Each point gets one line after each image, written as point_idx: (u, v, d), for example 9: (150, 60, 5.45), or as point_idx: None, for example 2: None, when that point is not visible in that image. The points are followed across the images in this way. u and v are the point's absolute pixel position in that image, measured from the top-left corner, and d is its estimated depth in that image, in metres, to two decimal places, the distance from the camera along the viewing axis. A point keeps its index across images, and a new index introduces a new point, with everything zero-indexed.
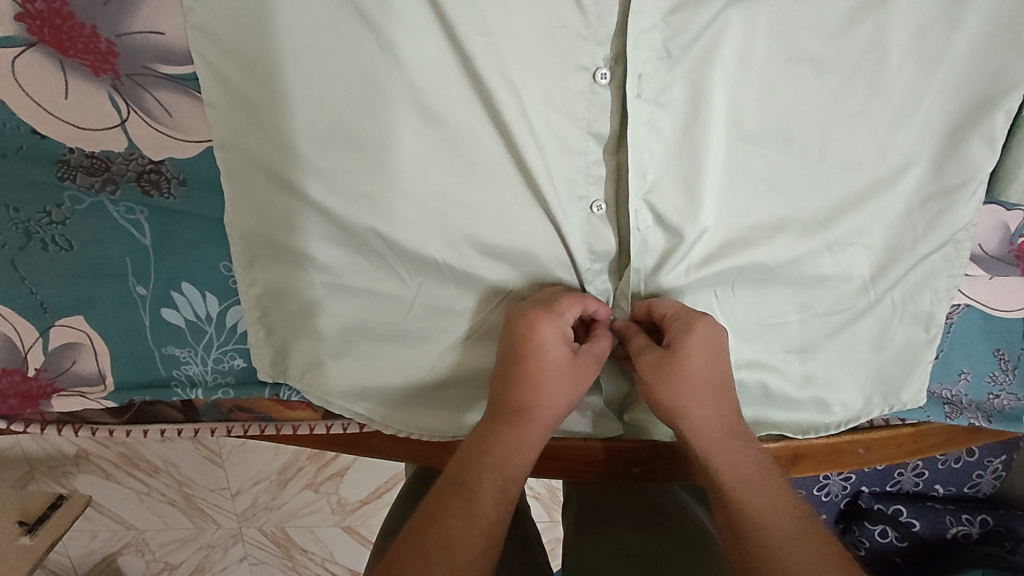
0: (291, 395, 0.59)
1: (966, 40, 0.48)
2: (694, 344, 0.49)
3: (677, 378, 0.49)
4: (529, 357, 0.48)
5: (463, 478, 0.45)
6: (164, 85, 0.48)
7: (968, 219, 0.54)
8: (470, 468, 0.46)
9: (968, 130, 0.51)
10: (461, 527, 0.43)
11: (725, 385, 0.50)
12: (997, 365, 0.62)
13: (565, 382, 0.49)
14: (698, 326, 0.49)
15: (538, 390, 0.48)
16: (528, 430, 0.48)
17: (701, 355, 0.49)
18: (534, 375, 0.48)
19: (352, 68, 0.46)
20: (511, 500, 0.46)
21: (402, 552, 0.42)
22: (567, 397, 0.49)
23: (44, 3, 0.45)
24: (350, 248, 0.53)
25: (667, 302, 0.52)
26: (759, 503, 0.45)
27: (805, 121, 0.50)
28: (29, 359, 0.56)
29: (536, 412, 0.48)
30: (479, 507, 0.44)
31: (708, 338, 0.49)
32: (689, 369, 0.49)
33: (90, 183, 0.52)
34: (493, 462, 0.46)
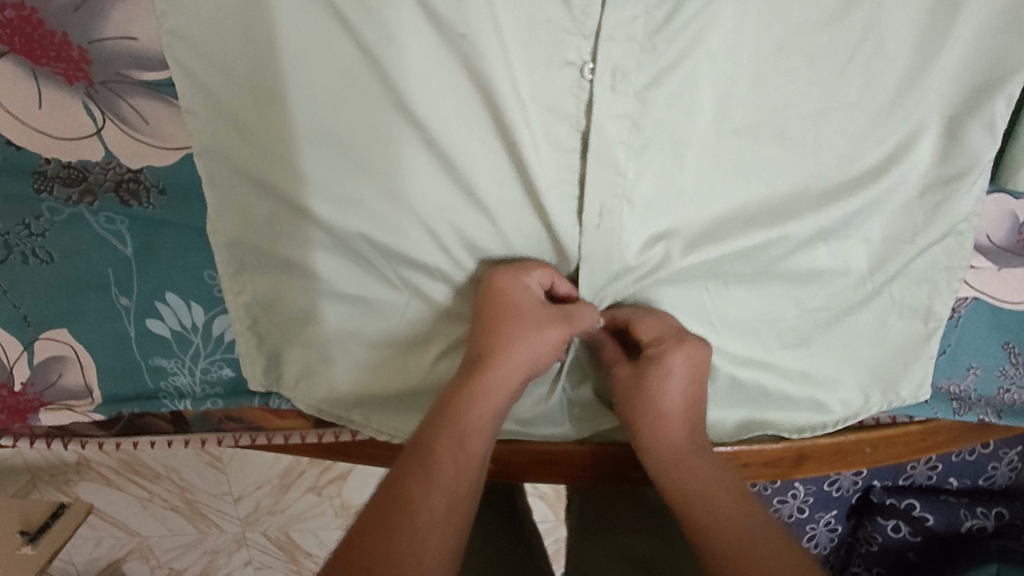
0: (282, 404, 0.58)
1: (968, 24, 0.46)
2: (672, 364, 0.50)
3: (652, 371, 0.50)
4: (497, 303, 0.49)
5: (423, 446, 0.45)
6: (140, 92, 0.47)
7: (971, 208, 0.52)
8: (431, 431, 0.46)
9: (965, 118, 0.49)
10: (421, 490, 0.43)
11: (694, 407, 0.51)
12: (1007, 359, 0.60)
13: (533, 328, 0.49)
14: (672, 359, 0.50)
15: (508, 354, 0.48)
16: (491, 385, 0.47)
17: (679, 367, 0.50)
18: (501, 325, 0.49)
19: (335, 69, 0.45)
20: (473, 457, 0.45)
21: (368, 520, 0.42)
22: (531, 349, 0.49)
23: (12, 11, 0.44)
24: (341, 253, 0.51)
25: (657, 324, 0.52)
26: (716, 519, 0.45)
27: (798, 113, 0.48)
28: (15, 372, 0.55)
29: (502, 362, 0.48)
30: (438, 467, 0.44)
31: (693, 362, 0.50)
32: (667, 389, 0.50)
33: (68, 195, 0.51)
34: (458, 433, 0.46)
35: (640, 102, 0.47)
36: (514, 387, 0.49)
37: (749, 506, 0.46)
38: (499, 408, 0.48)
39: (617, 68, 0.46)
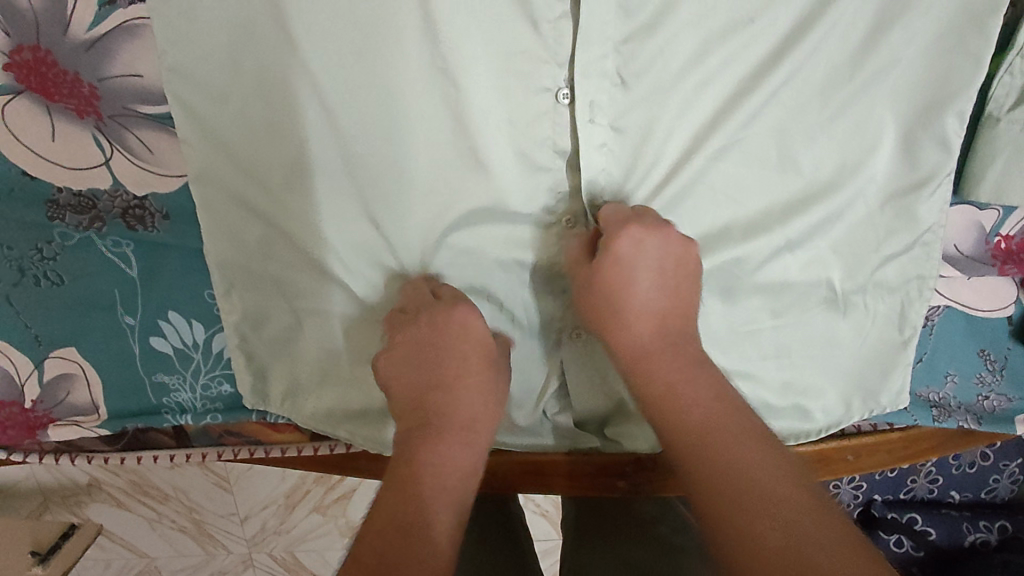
0: (278, 419, 0.60)
1: (915, 46, 0.49)
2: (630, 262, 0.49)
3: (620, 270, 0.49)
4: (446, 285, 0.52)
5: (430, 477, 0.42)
6: (145, 124, 0.50)
7: (935, 218, 0.55)
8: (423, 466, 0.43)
9: (919, 132, 0.52)
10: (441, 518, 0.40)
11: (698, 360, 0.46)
12: (983, 365, 0.62)
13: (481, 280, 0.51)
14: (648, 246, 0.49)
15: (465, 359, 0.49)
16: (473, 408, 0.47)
17: (649, 255, 0.49)
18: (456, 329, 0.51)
19: (320, 99, 0.48)
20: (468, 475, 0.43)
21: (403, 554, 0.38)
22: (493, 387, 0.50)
23: (30, 53, 0.48)
24: (324, 273, 0.54)
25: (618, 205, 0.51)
26: (757, 458, 0.40)
27: (758, 132, 0.51)
28: (26, 391, 0.58)
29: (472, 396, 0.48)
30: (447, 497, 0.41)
31: (657, 254, 0.49)
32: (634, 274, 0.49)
33: (78, 221, 0.54)
34: (455, 461, 0.43)
35: (610, 126, 0.50)
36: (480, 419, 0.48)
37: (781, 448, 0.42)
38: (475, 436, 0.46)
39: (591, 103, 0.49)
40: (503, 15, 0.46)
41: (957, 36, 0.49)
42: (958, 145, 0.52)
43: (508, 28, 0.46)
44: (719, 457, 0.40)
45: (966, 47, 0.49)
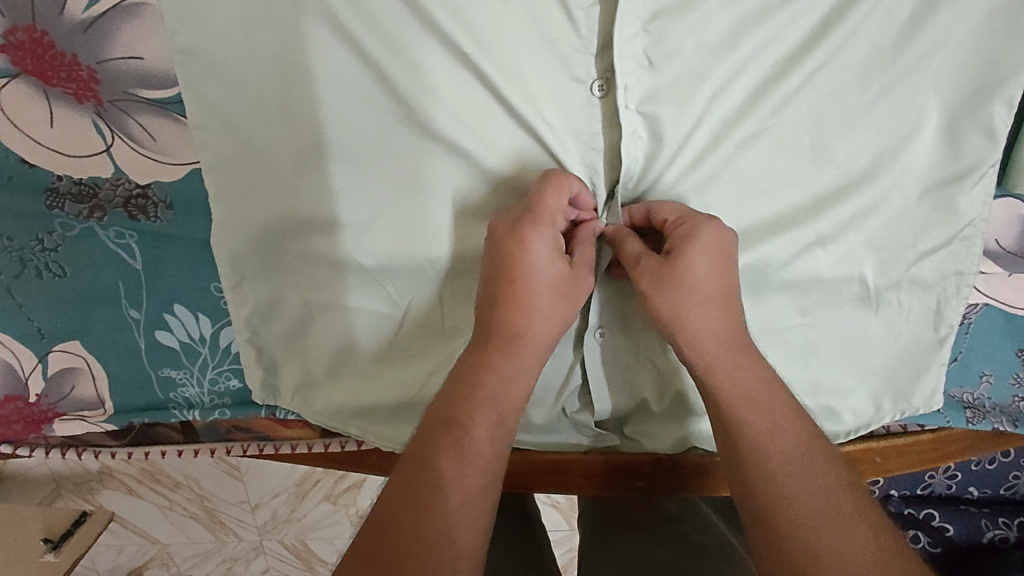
0: (288, 415, 0.58)
1: (965, 27, 0.46)
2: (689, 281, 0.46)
3: (674, 290, 0.46)
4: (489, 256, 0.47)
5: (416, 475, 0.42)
6: (146, 110, 0.48)
7: (977, 212, 0.52)
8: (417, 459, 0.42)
9: (964, 121, 0.49)
10: (418, 518, 0.40)
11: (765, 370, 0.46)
12: (1021, 366, 0.59)
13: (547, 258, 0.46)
14: (704, 231, 0.46)
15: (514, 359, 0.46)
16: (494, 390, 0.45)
17: (706, 269, 0.46)
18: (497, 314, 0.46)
19: (336, 83, 0.46)
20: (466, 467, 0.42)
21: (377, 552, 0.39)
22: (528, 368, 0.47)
23: (25, 34, 0.45)
24: (336, 266, 0.52)
25: (675, 206, 0.48)
26: (810, 493, 0.41)
27: (791, 118, 0.48)
28: (30, 384, 0.57)
29: (494, 376, 0.45)
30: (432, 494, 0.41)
31: (717, 263, 0.46)
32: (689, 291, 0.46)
33: (79, 211, 0.52)
34: (474, 464, 0.42)
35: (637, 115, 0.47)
36: (501, 401, 0.45)
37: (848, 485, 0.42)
38: (486, 422, 0.44)
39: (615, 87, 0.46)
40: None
41: (1011, 16, 0.46)
42: (1004, 134, 0.50)
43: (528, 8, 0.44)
44: (779, 486, 0.42)
45: (1018, 29, 0.46)
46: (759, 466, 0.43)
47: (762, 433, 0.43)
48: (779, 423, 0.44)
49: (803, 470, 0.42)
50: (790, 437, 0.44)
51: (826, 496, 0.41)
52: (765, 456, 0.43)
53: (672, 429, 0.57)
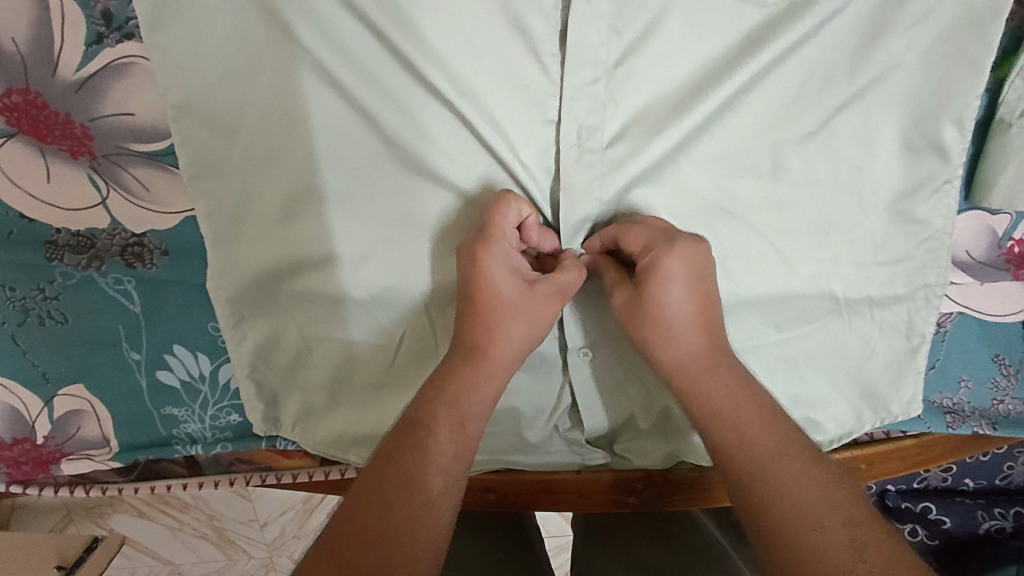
0: (288, 444, 0.60)
1: (915, 53, 0.48)
2: (668, 316, 0.48)
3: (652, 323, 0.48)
4: (474, 286, 0.48)
5: (409, 471, 0.42)
6: (139, 162, 0.50)
7: (942, 225, 0.54)
8: (410, 456, 0.43)
9: (922, 141, 0.51)
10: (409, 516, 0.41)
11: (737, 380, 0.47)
12: (998, 370, 0.61)
13: (528, 289, 0.48)
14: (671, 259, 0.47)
15: (489, 372, 0.48)
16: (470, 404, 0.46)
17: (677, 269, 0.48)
18: (488, 345, 0.48)
19: (325, 129, 0.48)
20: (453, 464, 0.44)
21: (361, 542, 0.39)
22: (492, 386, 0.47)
23: (19, 96, 0.47)
24: (334, 301, 0.53)
25: (643, 232, 0.49)
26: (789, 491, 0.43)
27: (755, 145, 0.50)
28: (37, 427, 0.59)
29: (470, 393, 0.46)
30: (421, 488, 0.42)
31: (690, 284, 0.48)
32: (667, 322, 0.48)
33: (77, 261, 0.54)
34: (444, 466, 0.43)
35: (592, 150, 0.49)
36: (489, 401, 0.47)
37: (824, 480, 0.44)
38: (473, 429, 0.46)
39: (581, 127, 0.48)
40: (496, 41, 0.46)
41: (958, 42, 0.48)
42: (957, 153, 0.52)
43: (500, 55, 0.46)
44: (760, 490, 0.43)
45: (966, 53, 0.48)
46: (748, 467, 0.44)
47: (743, 434, 0.45)
48: (760, 426, 0.46)
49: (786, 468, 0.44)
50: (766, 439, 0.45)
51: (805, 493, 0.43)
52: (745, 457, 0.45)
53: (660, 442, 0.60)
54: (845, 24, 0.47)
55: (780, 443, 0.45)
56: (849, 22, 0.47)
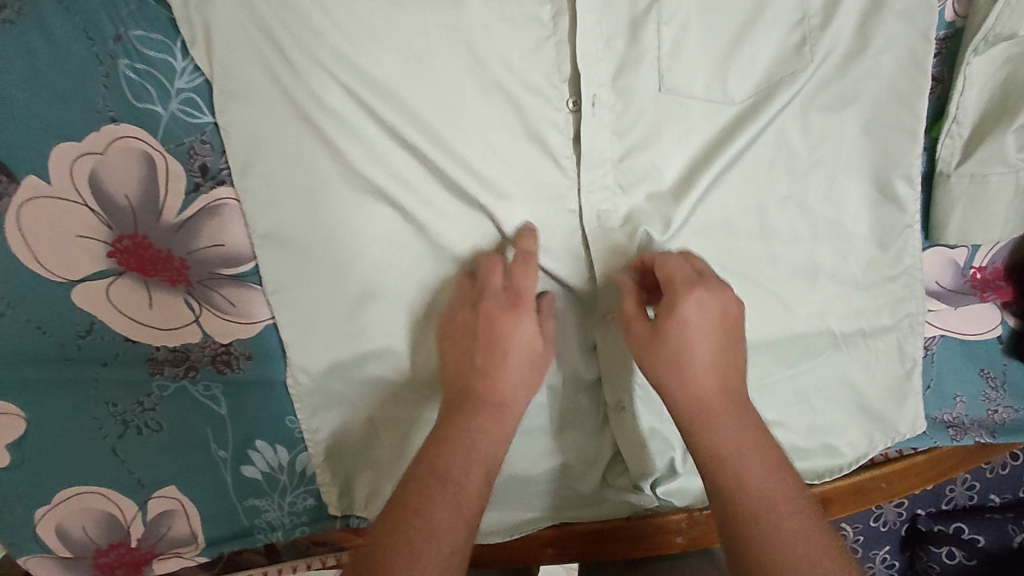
0: (361, 522, 0.66)
1: (857, 127, 0.59)
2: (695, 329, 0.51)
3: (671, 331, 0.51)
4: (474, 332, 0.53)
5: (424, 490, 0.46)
6: (228, 282, 0.59)
7: (912, 260, 0.63)
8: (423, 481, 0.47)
9: (881, 193, 0.61)
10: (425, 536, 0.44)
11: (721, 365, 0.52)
12: (986, 384, 0.68)
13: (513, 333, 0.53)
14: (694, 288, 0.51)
15: (501, 421, 0.51)
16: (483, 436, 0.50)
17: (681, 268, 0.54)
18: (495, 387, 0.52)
19: (385, 242, 0.58)
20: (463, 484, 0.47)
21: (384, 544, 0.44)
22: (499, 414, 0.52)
23: (130, 240, 0.57)
24: (398, 387, 0.61)
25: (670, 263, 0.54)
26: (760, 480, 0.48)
27: (743, 213, 0.60)
28: (131, 530, 0.64)
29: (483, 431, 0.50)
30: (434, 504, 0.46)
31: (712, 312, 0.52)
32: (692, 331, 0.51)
33: (176, 372, 0.61)
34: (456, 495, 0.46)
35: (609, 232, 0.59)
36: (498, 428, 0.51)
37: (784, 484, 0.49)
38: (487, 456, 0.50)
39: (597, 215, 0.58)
40: (522, 153, 0.57)
41: (893, 113, 0.59)
42: (912, 201, 0.62)
43: (524, 164, 0.57)
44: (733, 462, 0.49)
45: (903, 122, 0.59)
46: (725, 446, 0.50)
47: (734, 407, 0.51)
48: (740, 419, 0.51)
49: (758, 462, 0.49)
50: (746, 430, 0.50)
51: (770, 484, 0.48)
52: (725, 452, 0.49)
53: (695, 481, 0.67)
54: (801, 110, 0.58)
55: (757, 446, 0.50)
56: (805, 108, 0.58)
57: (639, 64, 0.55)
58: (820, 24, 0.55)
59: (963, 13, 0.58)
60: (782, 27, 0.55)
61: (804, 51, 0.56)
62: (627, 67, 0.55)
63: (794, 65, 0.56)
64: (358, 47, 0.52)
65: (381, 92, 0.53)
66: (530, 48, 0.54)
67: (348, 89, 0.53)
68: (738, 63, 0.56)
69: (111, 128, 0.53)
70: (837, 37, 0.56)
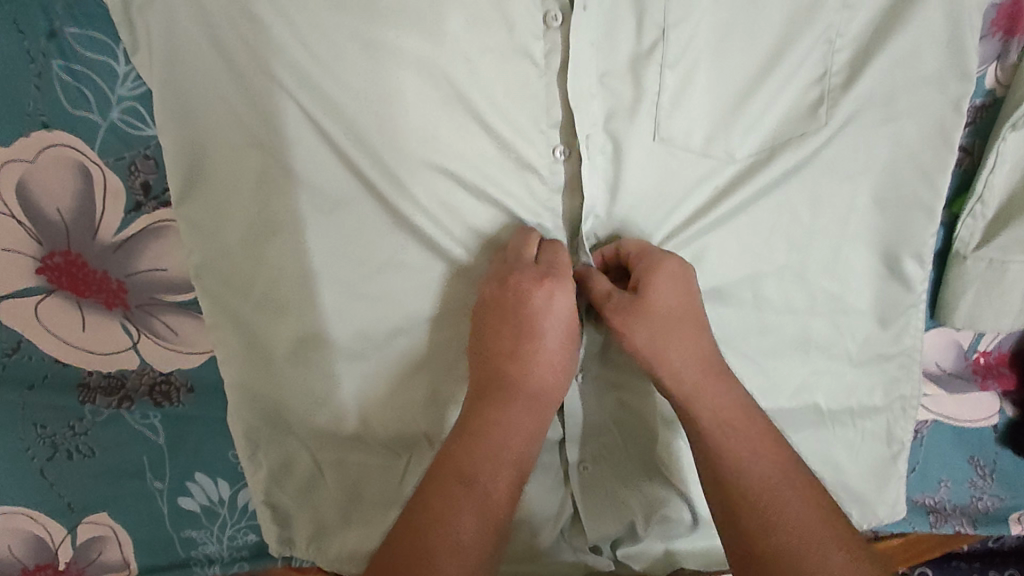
0: (303, 561, 0.62)
1: (867, 197, 0.54)
2: (661, 287, 0.48)
3: (647, 322, 0.47)
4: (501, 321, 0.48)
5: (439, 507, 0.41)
6: (170, 310, 0.54)
7: (914, 341, 0.59)
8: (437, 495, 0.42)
9: (887, 268, 0.56)
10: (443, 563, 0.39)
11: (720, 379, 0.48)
12: (975, 472, 0.65)
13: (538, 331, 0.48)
14: (664, 264, 0.48)
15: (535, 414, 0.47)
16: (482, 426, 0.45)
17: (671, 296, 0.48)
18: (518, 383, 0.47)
19: (333, 275, 0.52)
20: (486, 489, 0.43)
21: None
22: (540, 407, 0.47)
23: (61, 257, 0.51)
24: (340, 431, 0.56)
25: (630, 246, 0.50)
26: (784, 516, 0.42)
27: (737, 281, 0.55)
28: (60, 552, 0.60)
29: (516, 414, 0.46)
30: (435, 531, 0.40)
31: (682, 295, 0.48)
32: (660, 315, 0.48)
33: (109, 401, 0.57)
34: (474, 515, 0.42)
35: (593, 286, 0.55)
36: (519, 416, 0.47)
37: (814, 505, 0.43)
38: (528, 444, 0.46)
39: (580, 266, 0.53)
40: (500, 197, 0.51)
41: (911, 187, 0.53)
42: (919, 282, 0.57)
43: (501, 209, 0.51)
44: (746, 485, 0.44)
45: (918, 200, 0.54)
46: (741, 481, 0.44)
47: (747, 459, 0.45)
48: (757, 447, 0.45)
49: (779, 491, 0.43)
50: (764, 454, 0.45)
51: (800, 513, 0.42)
52: (743, 478, 0.44)
53: (660, 546, 0.63)
54: (811, 175, 0.52)
55: (776, 468, 0.45)
56: (815, 173, 0.52)
57: (636, 110, 0.49)
58: (842, 84, 0.50)
59: (1005, 82, 0.52)
60: (799, 83, 0.50)
61: (819, 113, 0.51)
62: (622, 113, 0.49)
63: (806, 126, 0.51)
64: (324, 68, 0.46)
65: (345, 122, 0.48)
66: (517, 84, 0.48)
67: (307, 113, 0.47)
68: (746, 118, 0.50)
69: (43, 135, 0.47)
70: (859, 100, 0.50)
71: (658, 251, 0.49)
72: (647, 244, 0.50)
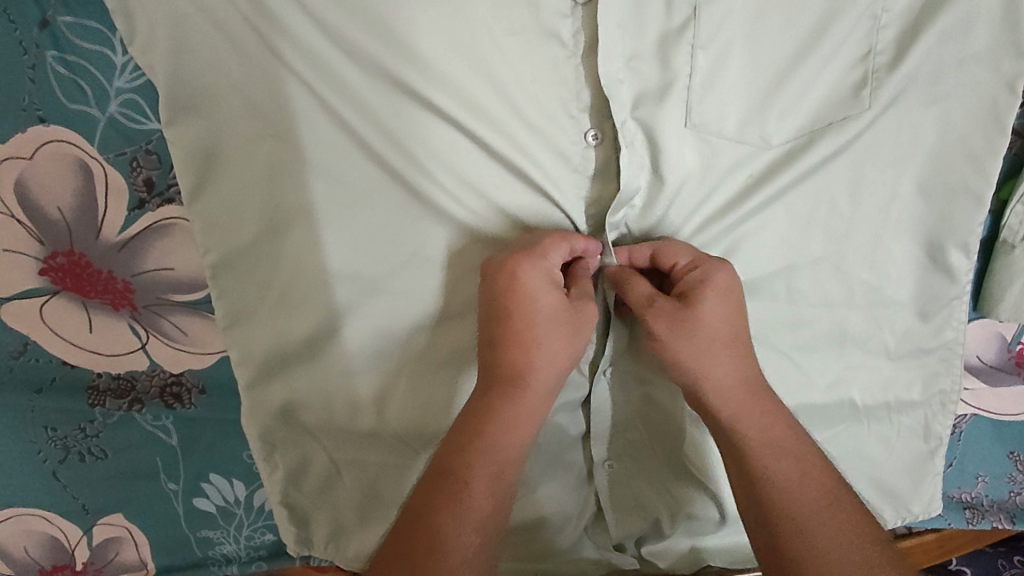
0: (322, 561, 0.60)
1: (911, 184, 0.51)
2: (711, 298, 0.46)
3: (690, 336, 0.46)
4: (506, 314, 0.45)
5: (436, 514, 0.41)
6: (178, 310, 0.52)
7: (956, 334, 0.56)
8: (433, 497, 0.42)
9: (931, 259, 0.53)
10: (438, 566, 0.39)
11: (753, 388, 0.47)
12: (1014, 466, 0.62)
13: (545, 324, 0.45)
14: (716, 275, 0.46)
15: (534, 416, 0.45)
16: (490, 431, 0.44)
17: (716, 315, 0.46)
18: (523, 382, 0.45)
19: (354, 264, 0.49)
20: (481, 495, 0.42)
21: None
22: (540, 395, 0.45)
23: (64, 257, 0.49)
24: (356, 430, 0.53)
25: (682, 250, 0.48)
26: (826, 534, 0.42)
27: (770, 274, 0.52)
28: (77, 552, 0.60)
29: (516, 415, 0.45)
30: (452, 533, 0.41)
31: (727, 308, 0.46)
32: (705, 328, 0.46)
33: (119, 404, 0.56)
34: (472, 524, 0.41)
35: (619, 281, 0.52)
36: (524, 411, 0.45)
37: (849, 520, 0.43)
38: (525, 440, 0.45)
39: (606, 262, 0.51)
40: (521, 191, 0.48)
41: (959, 172, 0.50)
42: (964, 272, 0.54)
43: (521, 203, 0.48)
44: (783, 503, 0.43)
45: (967, 186, 0.50)
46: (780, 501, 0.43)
47: (784, 481, 0.44)
48: (795, 466, 0.45)
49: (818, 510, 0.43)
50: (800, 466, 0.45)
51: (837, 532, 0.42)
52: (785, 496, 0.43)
53: (686, 542, 0.61)
54: (851, 161, 0.49)
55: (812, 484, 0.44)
56: (856, 159, 0.49)
57: (666, 96, 0.46)
58: (888, 63, 0.46)
59: None
60: (840, 64, 0.47)
61: (862, 95, 0.47)
62: (650, 99, 0.46)
63: (847, 109, 0.47)
64: (335, 54, 0.43)
65: (356, 113, 0.45)
66: (536, 69, 0.44)
67: (319, 100, 0.44)
68: (783, 102, 0.47)
69: (40, 130, 0.45)
70: (906, 80, 0.47)
71: (711, 259, 0.47)
72: (696, 250, 0.48)
